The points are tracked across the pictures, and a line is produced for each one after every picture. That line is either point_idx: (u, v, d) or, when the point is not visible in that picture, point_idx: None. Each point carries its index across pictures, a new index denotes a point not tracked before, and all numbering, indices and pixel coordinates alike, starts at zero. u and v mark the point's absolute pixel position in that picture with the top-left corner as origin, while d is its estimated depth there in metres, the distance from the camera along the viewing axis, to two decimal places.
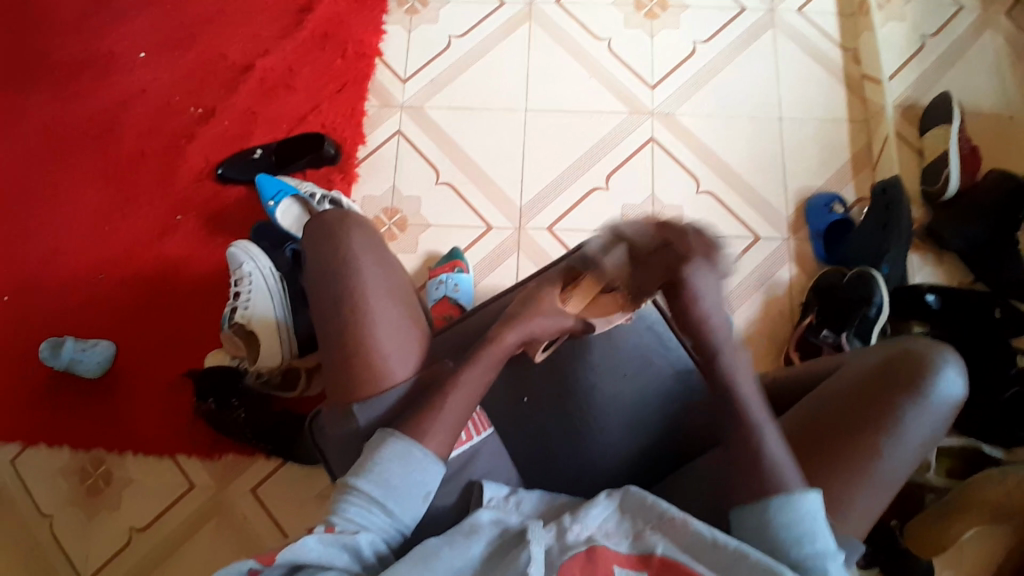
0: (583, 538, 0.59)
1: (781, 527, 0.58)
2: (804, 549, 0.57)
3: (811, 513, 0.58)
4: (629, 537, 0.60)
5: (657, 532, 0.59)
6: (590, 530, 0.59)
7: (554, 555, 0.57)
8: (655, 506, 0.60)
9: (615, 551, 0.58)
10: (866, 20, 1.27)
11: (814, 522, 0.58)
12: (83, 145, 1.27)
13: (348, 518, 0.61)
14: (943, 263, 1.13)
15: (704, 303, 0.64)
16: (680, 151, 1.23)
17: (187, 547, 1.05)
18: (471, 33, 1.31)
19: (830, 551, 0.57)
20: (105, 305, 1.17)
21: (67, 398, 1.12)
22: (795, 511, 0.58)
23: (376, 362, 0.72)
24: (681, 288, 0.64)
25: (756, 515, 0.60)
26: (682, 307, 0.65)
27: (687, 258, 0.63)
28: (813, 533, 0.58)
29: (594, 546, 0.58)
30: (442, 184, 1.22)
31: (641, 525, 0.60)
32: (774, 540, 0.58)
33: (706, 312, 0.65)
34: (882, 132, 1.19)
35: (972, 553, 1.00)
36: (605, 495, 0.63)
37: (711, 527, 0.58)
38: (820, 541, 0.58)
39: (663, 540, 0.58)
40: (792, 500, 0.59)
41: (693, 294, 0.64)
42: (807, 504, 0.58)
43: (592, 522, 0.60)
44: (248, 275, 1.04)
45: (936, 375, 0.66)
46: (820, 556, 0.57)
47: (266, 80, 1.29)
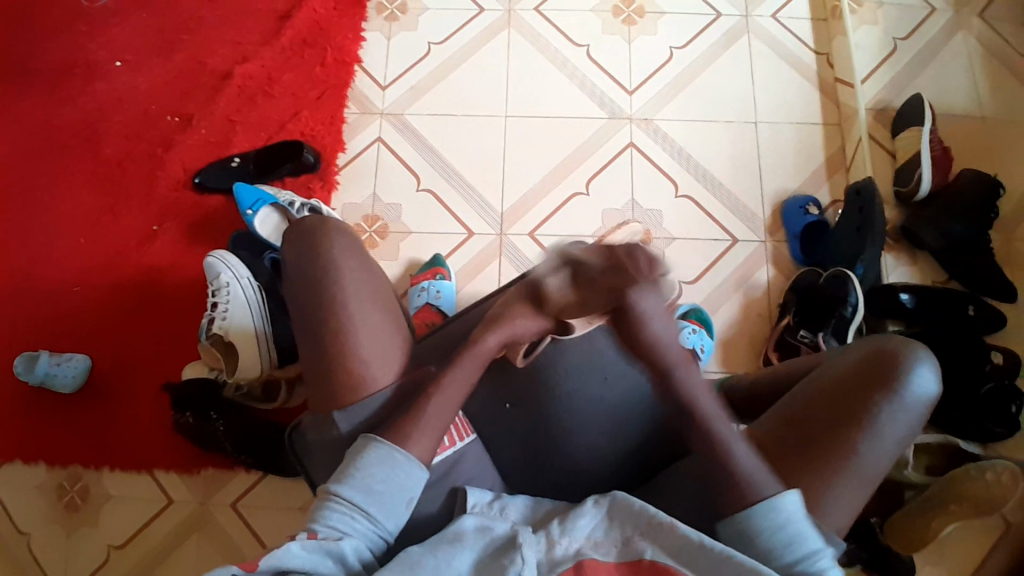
0: (572, 552, 0.59)
1: (768, 534, 0.59)
2: (795, 551, 0.59)
3: (795, 513, 0.60)
4: (617, 544, 0.60)
5: (645, 536, 0.60)
6: (578, 544, 0.59)
7: (545, 570, 0.58)
8: (644, 510, 0.60)
9: (601, 561, 0.58)
10: (840, 25, 1.29)
11: (799, 523, 0.59)
12: (58, 155, 1.25)
13: (331, 525, 0.60)
14: (919, 262, 1.14)
15: (652, 327, 0.62)
16: (659, 154, 1.24)
17: (166, 564, 1.03)
18: (451, 40, 1.32)
19: (821, 550, 0.59)
20: (80, 317, 1.15)
21: (42, 413, 1.10)
22: (779, 516, 0.60)
23: (357, 368, 0.71)
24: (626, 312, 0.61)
25: (741, 526, 0.61)
26: (630, 333, 0.63)
27: (628, 287, 0.60)
28: (798, 534, 0.59)
29: (582, 559, 0.58)
30: (423, 190, 1.22)
31: (629, 531, 0.60)
32: (761, 547, 0.60)
33: (654, 334, 0.62)
34: (856, 135, 1.21)
35: (950, 546, 1.01)
36: (592, 503, 0.63)
37: (697, 531, 0.58)
38: (808, 541, 0.59)
39: (652, 546, 0.59)
40: (775, 504, 0.60)
41: (639, 319, 0.61)
42: (789, 506, 0.60)
43: (580, 534, 0.60)
44: (227, 285, 1.03)
45: (909, 372, 0.68)
46: (810, 556, 0.59)
47: (244, 88, 1.28)
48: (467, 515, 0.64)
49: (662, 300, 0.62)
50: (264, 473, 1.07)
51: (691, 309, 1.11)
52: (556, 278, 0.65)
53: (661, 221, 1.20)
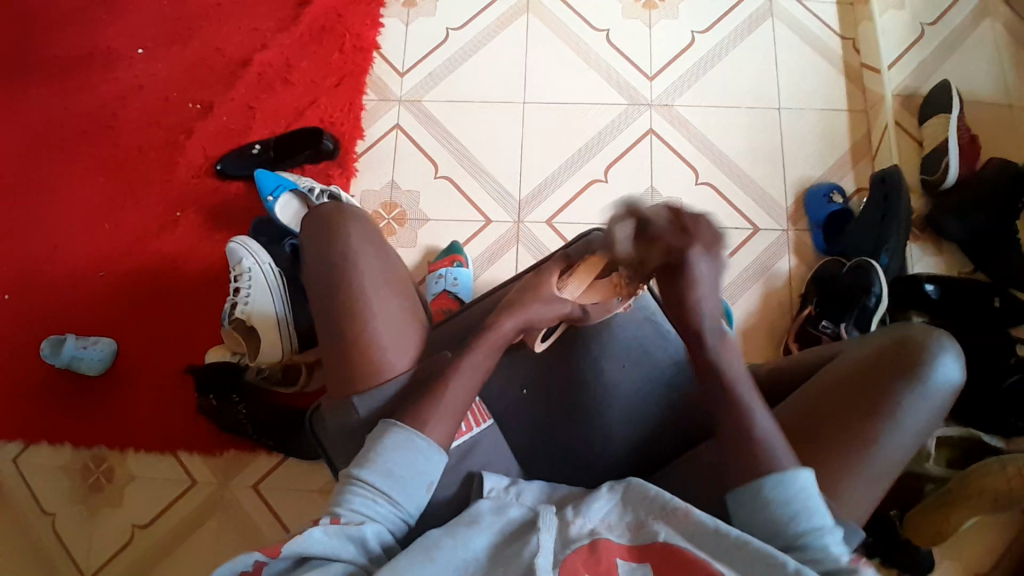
0: (586, 531, 0.59)
1: (778, 506, 0.59)
2: (802, 525, 0.58)
3: (806, 488, 0.59)
4: (630, 528, 0.60)
5: (659, 519, 0.60)
6: (593, 524, 0.60)
7: (558, 548, 0.57)
8: (658, 497, 0.61)
9: (615, 542, 0.58)
10: (866, 8, 1.26)
11: (809, 498, 0.58)
12: (82, 142, 1.27)
13: (353, 509, 0.61)
14: (944, 252, 1.13)
15: (700, 291, 0.66)
16: (679, 142, 1.22)
17: (188, 543, 1.06)
18: (469, 25, 1.31)
19: (829, 526, 0.58)
20: (104, 301, 1.17)
21: (69, 394, 1.13)
22: (790, 490, 0.59)
23: (375, 354, 0.72)
24: (681, 270, 0.65)
25: (755, 496, 0.60)
26: (678, 292, 0.66)
27: (693, 246, 0.63)
28: (808, 508, 0.58)
29: (597, 538, 0.58)
30: (441, 177, 1.22)
31: (643, 516, 0.61)
32: (771, 517, 0.59)
33: (702, 297, 0.66)
34: (881, 122, 1.19)
35: (970, 541, 1.00)
36: (606, 489, 0.64)
37: (713, 517, 0.58)
38: (817, 517, 0.58)
39: (666, 528, 0.59)
40: (787, 477, 0.59)
41: (693, 277, 0.65)
42: (802, 480, 0.59)
43: (595, 516, 0.61)
44: (248, 270, 1.04)
45: (932, 363, 0.67)
46: (817, 530, 0.58)
47: (263, 75, 1.29)
48: (483, 500, 0.64)
49: (719, 267, 0.66)
50: (283, 456, 1.09)
51: None
52: (626, 226, 0.64)
53: (680, 209, 1.19)
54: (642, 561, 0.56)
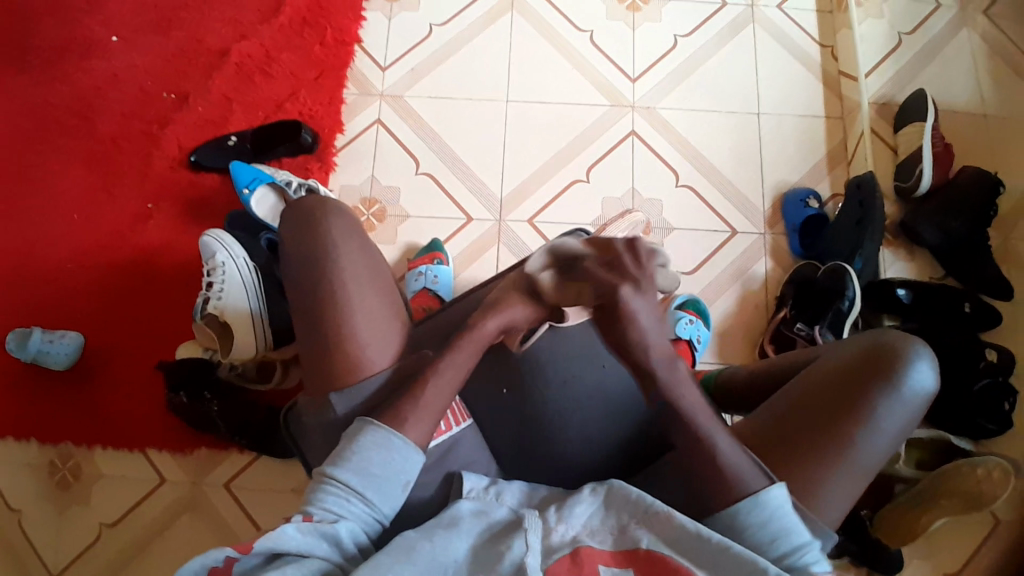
0: (568, 539, 0.59)
1: (754, 528, 0.61)
2: (779, 545, 0.60)
3: (780, 507, 0.61)
4: (613, 532, 0.60)
5: (641, 524, 0.60)
6: (575, 531, 0.60)
7: (540, 559, 0.57)
8: (641, 500, 0.60)
9: (598, 549, 0.58)
10: (845, 17, 1.28)
11: (784, 517, 0.60)
12: (51, 131, 1.23)
13: (327, 508, 0.60)
14: (916, 258, 1.15)
15: (640, 327, 0.61)
16: (661, 144, 1.23)
17: (159, 543, 1.03)
18: (453, 22, 1.30)
19: (806, 543, 0.60)
20: (72, 295, 1.14)
21: (33, 390, 1.09)
22: (764, 513, 0.60)
23: (355, 350, 0.71)
24: (617, 316, 0.61)
25: (727, 520, 0.62)
26: (618, 331, 0.62)
27: (623, 283, 0.60)
28: (784, 529, 0.60)
29: (579, 547, 0.58)
30: (422, 174, 1.20)
31: (625, 519, 0.60)
32: (751, 539, 0.61)
33: (644, 334, 0.62)
34: (858, 128, 1.21)
35: (944, 542, 1.02)
36: (589, 491, 0.63)
37: (693, 520, 0.58)
38: (793, 535, 0.60)
39: (647, 534, 0.59)
40: (759, 500, 0.60)
41: (629, 316, 0.60)
42: (774, 502, 0.60)
43: (577, 521, 0.61)
44: (223, 264, 1.01)
45: (908, 367, 0.68)
46: (797, 549, 0.60)
47: (241, 66, 1.26)
48: (463, 500, 0.64)
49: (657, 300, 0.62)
50: (257, 455, 1.07)
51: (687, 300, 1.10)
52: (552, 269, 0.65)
53: (661, 210, 1.19)
54: (625, 565, 0.57)
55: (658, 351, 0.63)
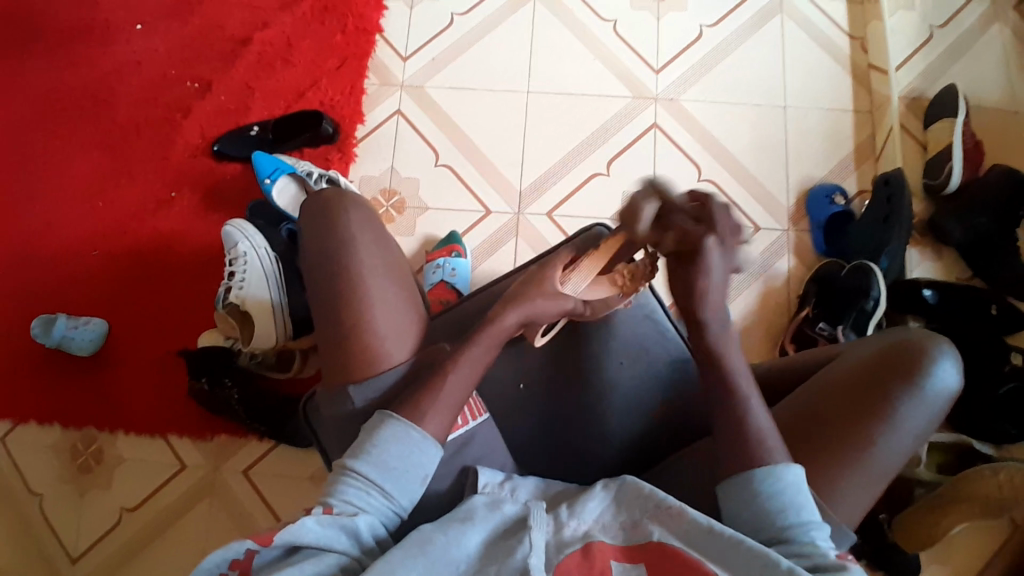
0: (580, 533, 0.59)
1: (765, 498, 0.59)
2: (788, 519, 0.58)
3: (794, 483, 0.60)
4: (625, 527, 0.60)
5: (654, 521, 0.59)
6: (587, 525, 0.60)
7: (551, 553, 0.57)
8: (653, 495, 0.61)
9: (608, 543, 0.58)
10: (876, 8, 1.25)
11: (798, 493, 0.59)
12: (76, 117, 1.24)
13: (347, 500, 0.61)
14: (943, 257, 1.12)
15: (710, 278, 0.61)
16: (683, 137, 1.21)
17: (177, 527, 1.05)
18: (474, 11, 1.29)
19: (815, 522, 0.58)
20: (96, 281, 1.16)
21: (58, 373, 1.12)
22: (778, 483, 0.59)
23: (374, 343, 0.71)
24: (693, 258, 0.60)
25: (739, 490, 0.61)
26: (688, 281, 0.62)
27: (711, 235, 0.59)
28: (796, 501, 0.59)
29: (590, 541, 0.58)
30: (441, 165, 1.20)
31: (637, 515, 0.61)
32: (762, 506, 0.59)
33: (708, 287, 0.62)
34: (887, 124, 1.18)
35: (961, 547, 1.01)
36: (601, 487, 0.63)
37: (706, 515, 0.58)
38: (803, 512, 0.59)
39: (660, 528, 0.59)
40: (774, 471, 0.60)
41: (703, 268, 0.60)
42: (791, 475, 0.60)
43: (589, 516, 0.61)
44: (245, 254, 1.03)
45: (931, 366, 0.67)
46: (805, 525, 0.58)
47: (263, 54, 1.26)
48: (477, 496, 0.64)
49: (733, 257, 0.62)
50: (273, 443, 1.08)
51: None
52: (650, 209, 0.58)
53: None
54: (636, 561, 0.56)
55: (717, 306, 0.64)
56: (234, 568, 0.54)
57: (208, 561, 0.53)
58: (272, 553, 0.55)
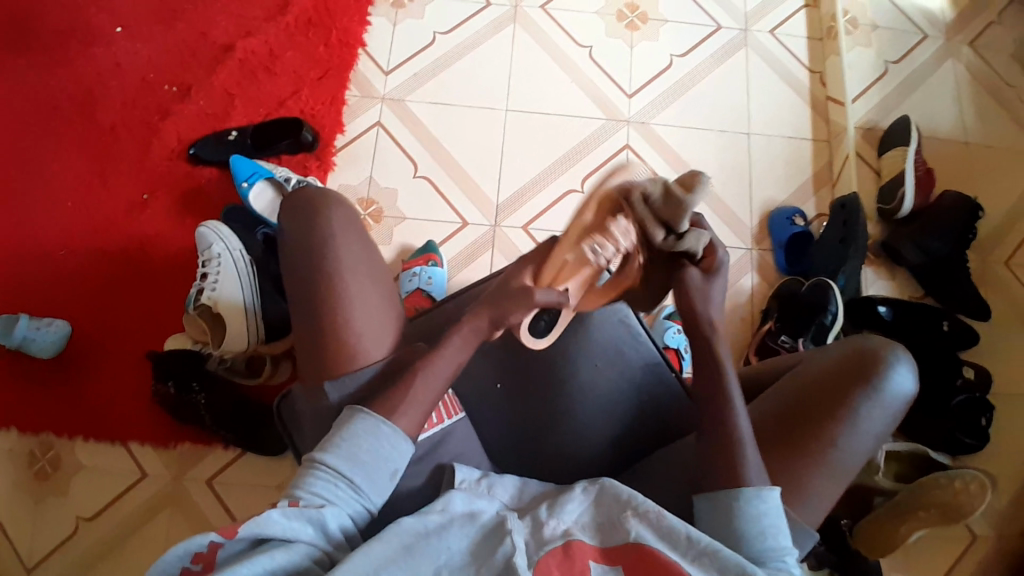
0: (560, 532, 0.60)
1: (748, 519, 0.61)
2: (765, 542, 0.61)
3: (775, 507, 0.62)
4: (602, 528, 0.61)
5: (630, 523, 0.61)
6: (566, 524, 0.61)
7: (532, 550, 0.58)
8: (631, 499, 0.62)
9: (587, 544, 0.59)
10: (834, 44, 1.33)
11: (778, 518, 0.62)
12: (49, 116, 1.23)
13: (314, 493, 0.60)
14: (897, 278, 1.18)
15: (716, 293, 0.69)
16: (654, 158, 1.26)
17: (136, 537, 1.01)
18: (455, 32, 1.32)
19: (788, 547, 0.62)
20: (61, 282, 1.13)
21: (16, 375, 1.08)
22: (763, 507, 0.62)
23: (353, 339, 0.70)
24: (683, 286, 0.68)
25: (724, 504, 0.62)
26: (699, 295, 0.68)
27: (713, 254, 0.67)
28: (775, 527, 0.61)
29: (571, 540, 0.59)
30: (420, 177, 1.22)
31: (613, 516, 0.62)
32: (739, 530, 0.61)
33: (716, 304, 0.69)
34: (844, 150, 1.25)
35: (919, 556, 1.04)
36: (580, 489, 0.64)
37: (685, 524, 0.59)
38: (780, 537, 0.61)
39: (637, 530, 0.60)
40: (761, 493, 0.62)
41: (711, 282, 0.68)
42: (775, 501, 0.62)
43: (568, 516, 0.61)
44: (218, 256, 1.01)
45: (890, 371, 0.70)
46: (779, 550, 0.61)
47: (244, 62, 1.27)
48: (455, 491, 0.63)
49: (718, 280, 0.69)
50: (242, 450, 1.06)
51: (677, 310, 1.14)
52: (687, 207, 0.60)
53: None
54: (614, 564, 0.58)
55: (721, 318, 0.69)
56: (197, 562, 0.54)
57: (174, 551, 0.54)
58: (237, 547, 0.54)
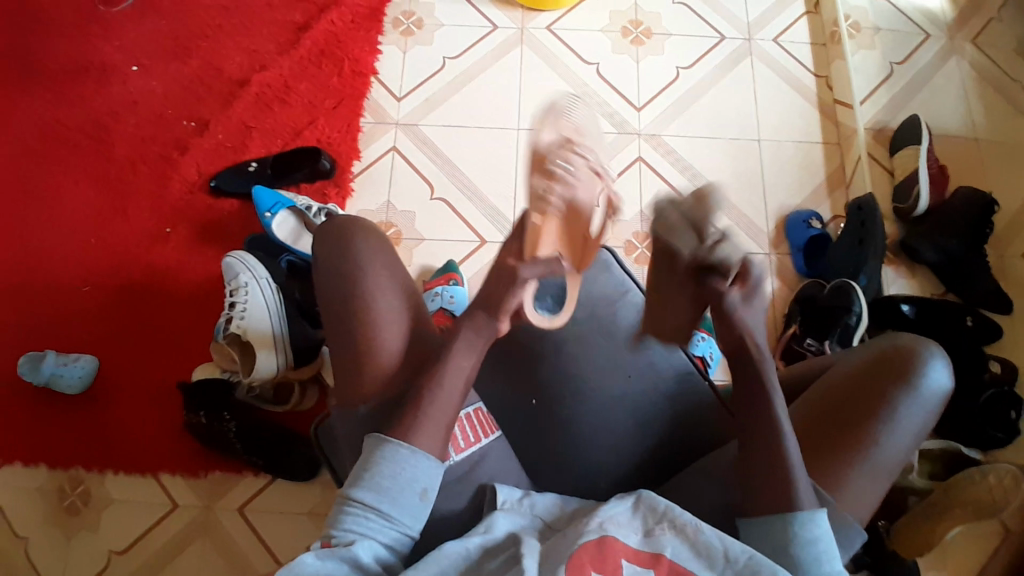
0: (596, 525, 0.60)
1: (799, 544, 0.61)
2: (817, 567, 0.61)
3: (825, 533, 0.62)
4: (639, 533, 0.61)
5: (668, 532, 0.60)
6: (600, 518, 0.61)
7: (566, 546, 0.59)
8: (668, 511, 0.61)
9: (622, 541, 0.59)
10: (838, 49, 1.35)
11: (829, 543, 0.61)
12: (72, 156, 1.26)
13: (347, 529, 0.61)
14: (917, 276, 1.18)
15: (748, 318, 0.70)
16: (666, 168, 1.27)
17: (170, 569, 1.02)
18: (464, 56, 1.35)
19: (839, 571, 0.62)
20: (89, 317, 1.15)
21: (47, 411, 1.09)
22: (815, 532, 0.61)
23: (387, 363, 0.70)
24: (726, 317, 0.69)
25: (777, 528, 0.62)
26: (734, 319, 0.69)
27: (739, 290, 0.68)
28: (828, 552, 0.61)
29: (605, 534, 0.59)
30: (437, 199, 1.24)
31: (650, 525, 0.61)
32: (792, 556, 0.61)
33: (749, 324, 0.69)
34: (856, 152, 1.26)
35: (953, 553, 1.04)
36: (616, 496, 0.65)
37: (721, 536, 0.59)
38: (831, 562, 0.61)
39: (672, 545, 0.59)
40: (812, 518, 0.61)
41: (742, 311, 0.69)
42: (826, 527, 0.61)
43: (602, 512, 0.62)
44: (246, 285, 1.03)
45: (924, 367, 0.70)
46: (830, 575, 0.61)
47: (260, 95, 1.30)
48: (497, 514, 0.65)
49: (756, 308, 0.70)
50: (273, 477, 1.06)
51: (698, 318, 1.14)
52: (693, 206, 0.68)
53: None
54: (647, 565, 0.58)
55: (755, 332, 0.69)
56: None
57: None
58: None
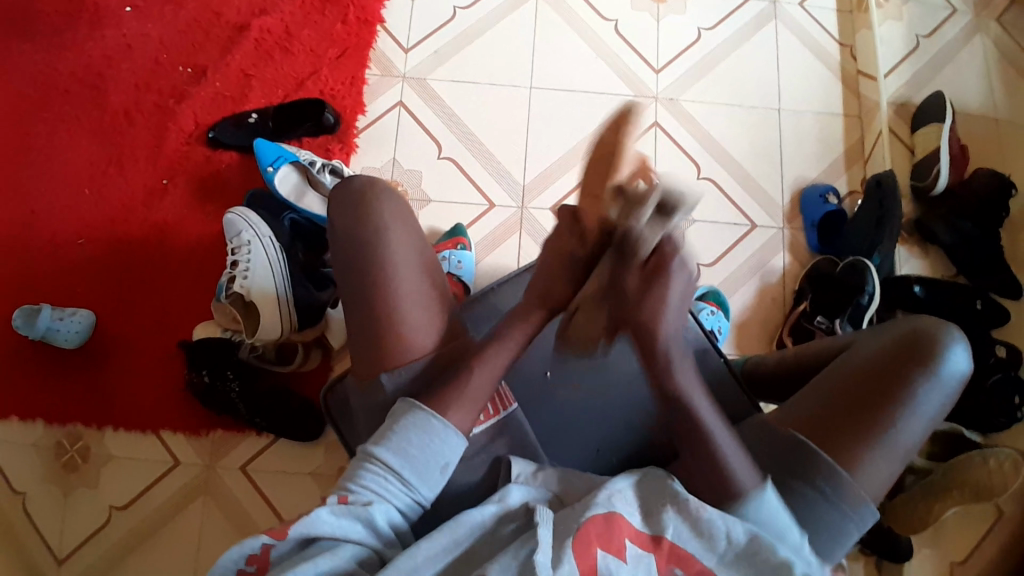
0: (605, 500, 0.59)
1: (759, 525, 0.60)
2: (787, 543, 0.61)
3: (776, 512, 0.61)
4: (643, 510, 0.59)
5: (673, 508, 0.59)
6: (609, 492, 0.59)
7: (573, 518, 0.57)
8: (673, 487, 0.60)
9: (629, 522, 0.58)
10: (865, 17, 1.30)
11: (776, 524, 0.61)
12: (61, 100, 1.19)
13: (363, 488, 0.58)
14: (930, 256, 1.18)
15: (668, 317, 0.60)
16: (684, 136, 1.24)
17: (171, 527, 1.01)
18: (477, 6, 1.28)
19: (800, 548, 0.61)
20: (82, 272, 1.10)
21: (41, 368, 1.06)
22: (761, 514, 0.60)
23: (404, 333, 0.67)
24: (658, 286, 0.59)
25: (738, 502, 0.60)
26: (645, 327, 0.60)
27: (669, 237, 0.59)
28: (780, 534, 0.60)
29: (613, 510, 0.58)
30: (445, 158, 1.20)
31: (654, 503, 0.60)
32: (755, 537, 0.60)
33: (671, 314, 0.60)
34: (876, 127, 1.23)
35: (946, 529, 1.06)
36: (624, 473, 0.63)
37: (724, 516, 0.57)
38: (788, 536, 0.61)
39: (677, 520, 0.58)
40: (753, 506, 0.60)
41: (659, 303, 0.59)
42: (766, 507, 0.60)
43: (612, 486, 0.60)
44: (248, 244, 1.00)
45: (944, 351, 0.69)
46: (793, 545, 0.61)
47: (260, 42, 1.23)
48: (512, 485, 0.63)
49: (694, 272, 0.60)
50: (275, 437, 1.05)
51: (709, 291, 1.12)
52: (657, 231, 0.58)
53: None
54: (647, 548, 0.57)
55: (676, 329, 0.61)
56: (251, 564, 0.53)
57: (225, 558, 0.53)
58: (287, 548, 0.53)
